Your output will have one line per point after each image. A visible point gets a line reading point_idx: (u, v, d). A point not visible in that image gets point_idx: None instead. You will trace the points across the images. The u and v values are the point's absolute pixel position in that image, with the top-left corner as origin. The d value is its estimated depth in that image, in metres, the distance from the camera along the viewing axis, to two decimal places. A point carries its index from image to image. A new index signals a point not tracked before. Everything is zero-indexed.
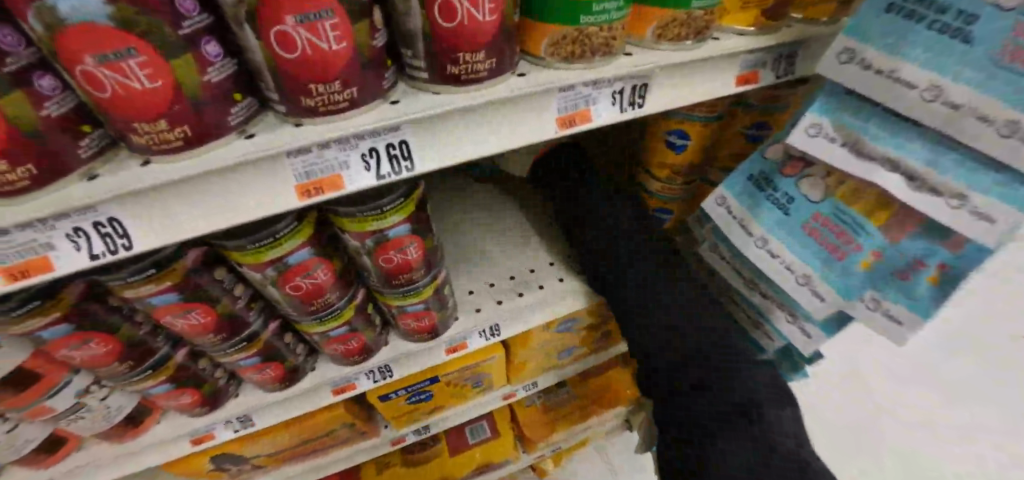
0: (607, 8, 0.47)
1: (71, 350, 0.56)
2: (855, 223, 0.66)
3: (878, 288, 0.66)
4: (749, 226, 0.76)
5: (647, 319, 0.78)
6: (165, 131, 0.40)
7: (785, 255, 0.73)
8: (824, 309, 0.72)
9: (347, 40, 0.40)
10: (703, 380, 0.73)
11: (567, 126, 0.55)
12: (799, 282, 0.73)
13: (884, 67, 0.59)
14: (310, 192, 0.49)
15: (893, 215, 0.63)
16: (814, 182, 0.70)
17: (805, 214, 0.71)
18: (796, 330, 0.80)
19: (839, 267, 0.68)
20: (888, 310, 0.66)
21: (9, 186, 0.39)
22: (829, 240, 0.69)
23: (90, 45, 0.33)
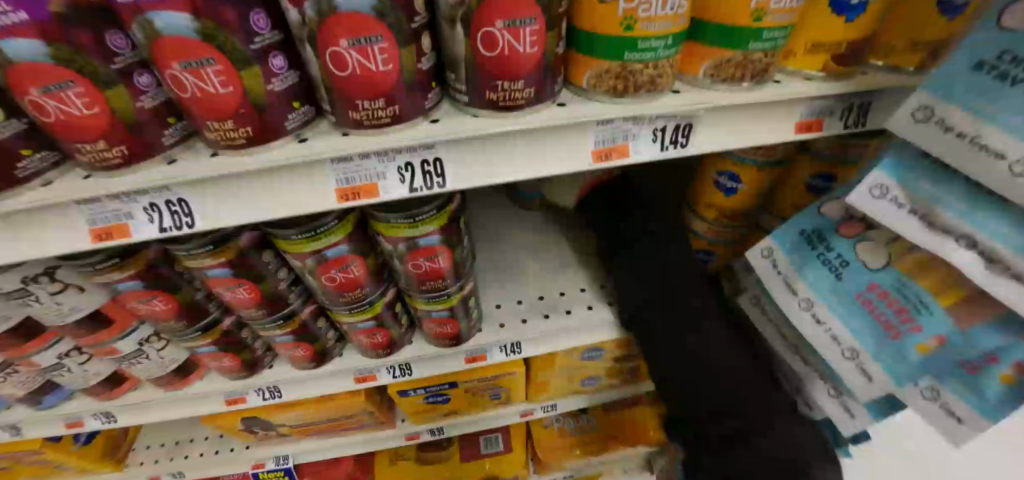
0: (653, 46, 0.46)
1: (140, 303, 0.64)
2: (917, 300, 0.58)
3: (938, 378, 0.57)
4: (794, 286, 0.67)
5: (693, 359, 0.71)
6: (232, 130, 0.45)
7: (834, 325, 0.64)
8: (870, 392, 0.63)
9: (393, 63, 0.43)
10: (744, 430, 0.68)
11: (602, 159, 0.55)
12: (845, 356, 0.64)
13: (967, 131, 0.48)
14: (348, 196, 0.52)
15: (966, 298, 0.54)
16: (874, 246, 0.62)
17: (858, 283, 0.62)
18: (838, 405, 0.73)
19: (893, 349, 0.59)
20: (947, 403, 0.57)
21: (106, 162, 0.46)
22: (885, 316, 0.60)
23: (179, 55, 0.39)
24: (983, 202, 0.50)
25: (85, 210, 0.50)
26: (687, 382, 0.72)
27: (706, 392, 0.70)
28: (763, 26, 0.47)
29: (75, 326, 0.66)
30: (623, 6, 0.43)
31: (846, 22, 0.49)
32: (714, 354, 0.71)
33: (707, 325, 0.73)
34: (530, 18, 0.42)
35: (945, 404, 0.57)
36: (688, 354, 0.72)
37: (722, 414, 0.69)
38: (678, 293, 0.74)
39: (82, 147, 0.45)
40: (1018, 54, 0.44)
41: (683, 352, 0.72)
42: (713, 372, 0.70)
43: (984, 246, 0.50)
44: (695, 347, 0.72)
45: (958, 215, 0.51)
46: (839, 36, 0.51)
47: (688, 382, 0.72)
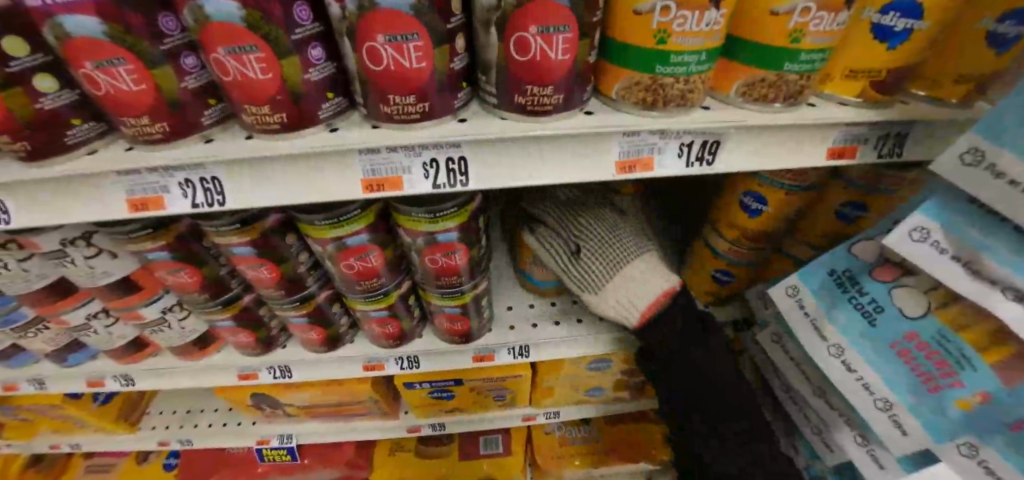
0: (686, 60, 0.46)
1: (167, 273, 0.67)
2: (960, 354, 0.53)
3: (979, 437, 0.53)
4: (823, 329, 0.64)
5: (702, 374, 0.71)
6: (267, 115, 0.46)
7: (865, 373, 0.60)
8: (906, 446, 0.58)
9: (427, 61, 0.43)
10: (748, 449, 0.69)
11: (626, 170, 0.55)
12: (878, 407, 0.60)
13: (1019, 177, 0.45)
14: (373, 187, 0.53)
15: (1013, 355, 0.49)
16: (911, 293, 0.58)
17: (895, 332, 0.58)
18: (866, 454, 0.66)
19: (931, 401, 0.55)
20: (987, 462, 0.52)
21: (149, 137, 0.49)
22: (924, 368, 0.56)
23: (224, 40, 0.41)
24: None
25: (125, 181, 0.52)
26: (695, 395, 0.71)
27: (715, 409, 0.70)
28: (800, 47, 0.46)
29: (105, 289, 0.69)
30: (658, 19, 0.43)
31: (889, 49, 0.48)
32: (723, 374, 0.72)
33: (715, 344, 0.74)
34: (565, 26, 0.42)
35: (985, 462, 0.53)
36: (697, 369, 0.72)
37: (726, 432, 0.70)
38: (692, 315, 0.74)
39: (128, 121, 0.47)
40: None
41: (694, 368, 0.72)
42: (721, 391, 0.71)
43: None
44: (705, 363, 0.72)
45: (1006, 264, 0.48)
46: (878, 63, 0.50)
47: (694, 394, 0.71)
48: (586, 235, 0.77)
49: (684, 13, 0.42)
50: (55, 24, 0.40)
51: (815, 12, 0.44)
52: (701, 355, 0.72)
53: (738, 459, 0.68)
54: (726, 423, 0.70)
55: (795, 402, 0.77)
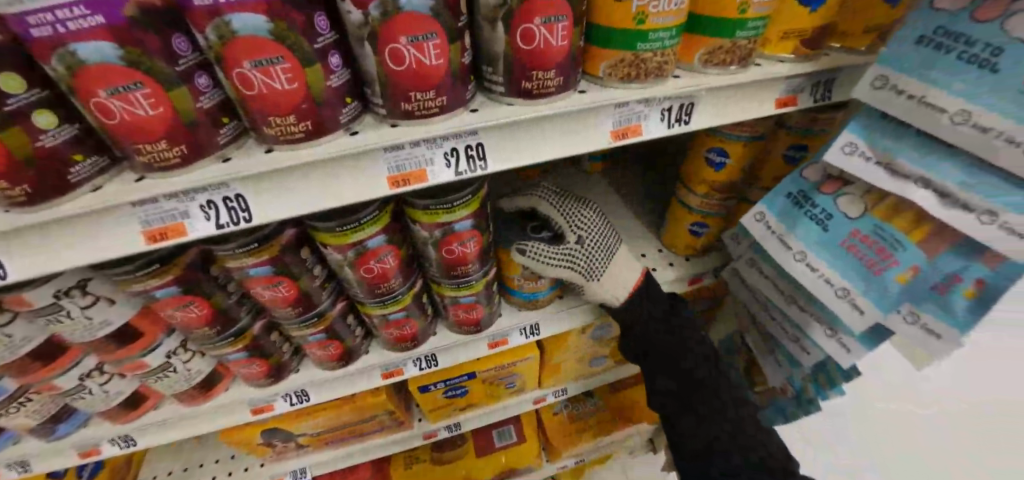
0: (661, 36, 0.53)
1: (175, 310, 0.65)
2: (893, 238, 0.64)
3: (916, 304, 0.63)
4: (788, 241, 0.73)
5: (673, 358, 0.81)
6: (293, 125, 0.48)
7: (825, 270, 0.69)
8: (863, 324, 0.67)
9: (444, 58, 0.48)
10: (732, 420, 0.79)
11: (619, 137, 0.62)
12: (838, 296, 0.69)
13: (917, 92, 0.57)
14: (399, 182, 0.56)
15: (932, 230, 0.61)
16: (853, 199, 0.68)
17: (843, 231, 0.68)
18: (835, 343, 0.76)
19: (876, 283, 0.65)
20: (926, 324, 0.63)
21: (165, 162, 0.48)
22: (867, 255, 0.65)
23: (250, 54, 0.43)
24: (935, 150, 0.58)
25: (140, 212, 0.52)
26: (657, 366, 0.82)
27: (693, 387, 0.80)
28: (748, 16, 0.56)
29: (102, 341, 0.66)
30: (636, 3, 0.50)
31: (811, 11, 0.59)
32: (694, 353, 0.82)
33: (684, 328, 0.84)
34: (563, 15, 0.48)
35: (925, 325, 0.64)
36: (665, 352, 0.82)
37: (705, 408, 0.79)
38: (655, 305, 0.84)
39: (142, 148, 0.47)
40: (950, 29, 0.55)
41: (663, 353, 0.82)
42: (695, 371, 0.80)
43: (937, 185, 0.58)
44: (673, 346, 0.82)
45: (915, 161, 0.59)
46: (805, 22, 0.60)
47: (656, 365, 0.83)
48: (586, 226, 0.81)
49: None
50: (66, 53, 0.40)
51: None
52: (666, 339, 0.82)
53: (707, 420, 0.79)
54: (709, 400, 0.79)
55: (773, 318, 0.87)
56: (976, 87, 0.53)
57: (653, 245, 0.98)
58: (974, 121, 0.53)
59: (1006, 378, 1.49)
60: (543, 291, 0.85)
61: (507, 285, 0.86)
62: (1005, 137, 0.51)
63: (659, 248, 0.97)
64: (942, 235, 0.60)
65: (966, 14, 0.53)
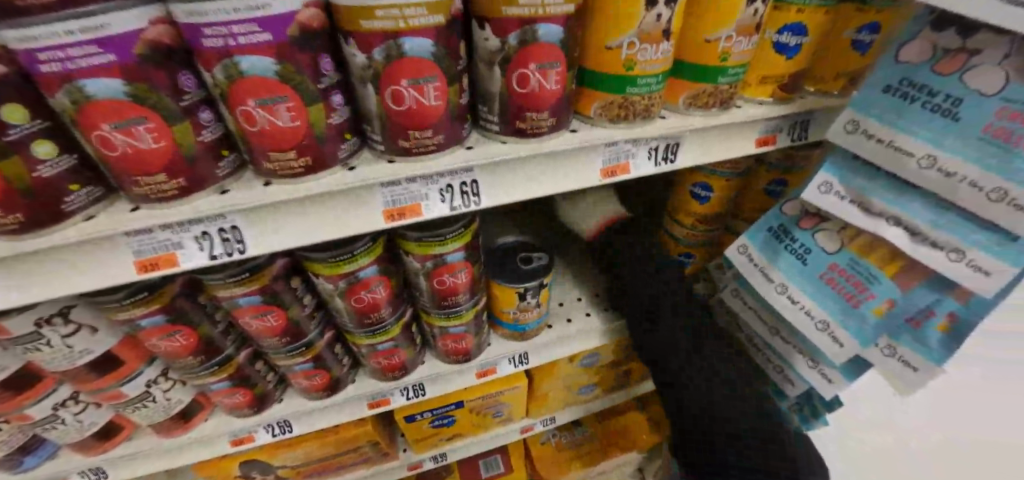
0: (649, 82, 0.56)
1: (160, 339, 0.64)
2: (868, 273, 0.65)
3: (894, 337, 0.68)
4: (769, 274, 0.74)
5: (659, 363, 0.84)
6: (292, 160, 0.49)
7: (806, 303, 0.71)
8: (841, 356, 0.70)
9: (443, 99, 0.50)
10: (725, 419, 0.81)
11: (609, 176, 0.64)
12: (818, 329, 0.71)
13: (886, 137, 0.61)
14: (395, 216, 0.57)
15: (903, 267, 0.63)
16: (829, 235, 0.69)
17: (822, 265, 0.70)
18: (817, 373, 0.79)
19: (854, 316, 0.67)
20: (904, 356, 0.67)
21: (163, 194, 0.49)
22: (845, 289, 0.67)
23: (256, 93, 0.44)
24: (904, 190, 0.61)
25: (132, 243, 0.51)
26: (651, 357, 0.85)
27: (681, 390, 0.82)
28: (729, 64, 0.59)
29: (81, 370, 0.64)
30: (626, 51, 0.53)
31: (787, 58, 0.63)
32: (678, 357, 0.82)
33: (671, 329, 0.82)
34: (557, 62, 0.51)
35: (902, 357, 0.68)
36: (654, 356, 0.84)
37: (693, 406, 0.82)
38: (642, 308, 0.84)
39: (141, 181, 0.47)
40: (914, 80, 0.59)
41: (653, 352, 0.84)
42: (680, 375, 0.82)
43: (908, 223, 0.61)
44: (662, 347, 0.83)
45: (886, 201, 0.62)
46: (781, 70, 0.64)
47: (652, 354, 0.84)
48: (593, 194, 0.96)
49: (646, 46, 0.53)
50: (73, 88, 0.41)
51: (736, 37, 0.57)
52: (651, 343, 0.84)
53: (691, 411, 0.83)
54: (696, 403, 0.82)
55: (756, 348, 0.88)
56: (940, 134, 0.56)
57: None
58: (939, 166, 0.56)
59: (982, 415, 1.48)
60: (534, 320, 0.84)
61: (502, 318, 0.84)
62: (970, 181, 0.54)
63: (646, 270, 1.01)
64: (915, 271, 0.62)
65: (928, 67, 0.58)
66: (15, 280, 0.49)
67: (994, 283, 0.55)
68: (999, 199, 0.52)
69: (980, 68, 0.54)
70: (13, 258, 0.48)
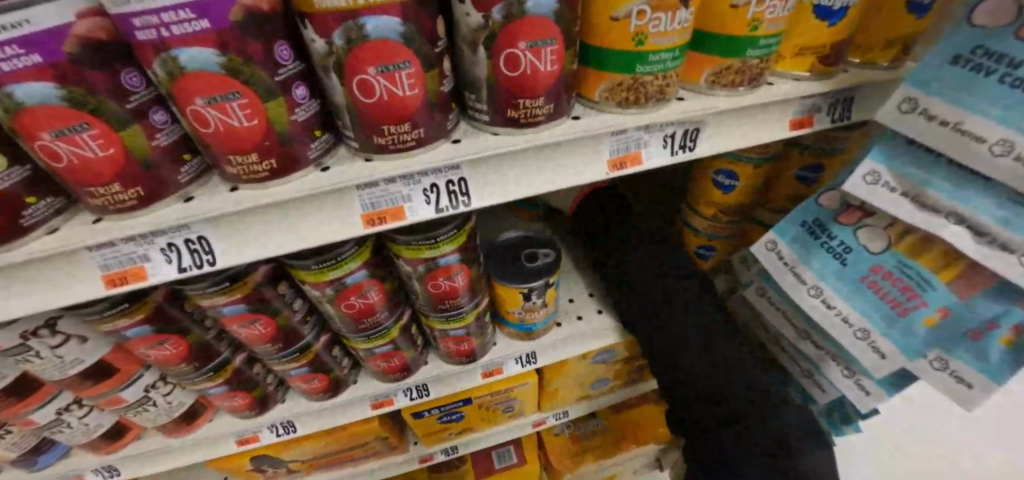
0: (663, 58, 0.48)
1: (149, 348, 0.61)
2: (920, 277, 0.57)
3: (946, 350, 0.58)
4: (801, 274, 0.66)
5: (663, 358, 0.78)
6: (255, 163, 0.44)
7: (842, 307, 0.63)
8: (882, 369, 0.62)
9: (419, 87, 0.43)
10: (734, 416, 0.73)
11: (617, 168, 0.57)
12: (857, 337, 0.63)
13: (950, 118, 0.51)
14: (375, 221, 0.52)
15: (964, 272, 0.54)
16: (874, 232, 0.60)
17: (864, 266, 0.61)
18: (852, 384, 0.71)
19: (900, 325, 0.59)
20: (956, 371, 0.58)
21: (121, 204, 0.45)
22: (891, 295, 0.59)
23: (203, 90, 0.39)
24: (969, 180, 0.52)
25: (98, 256, 0.48)
26: (658, 349, 0.78)
27: (687, 386, 0.76)
28: (759, 34, 0.50)
29: (74, 379, 0.62)
30: (634, 23, 0.45)
31: (830, 25, 0.53)
32: (685, 352, 0.76)
33: (677, 323, 0.77)
34: (550, 38, 0.43)
35: (954, 372, 0.59)
36: (657, 350, 0.78)
37: (700, 401, 0.75)
38: (647, 303, 0.79)
39: (96, 191, 0.43)
40: (991, 48, 0.48)
41: (661, 347, 0.78)
42: (686, 371, 0.76)
43: (973, 221, 0.52)
44: (671, 340, 0.77)
45: (947, 192, 0.53)
46: (823, 37, 0.54)
47: (659, 349, 0.78)
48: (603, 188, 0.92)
49: (660, 15, 0.44)
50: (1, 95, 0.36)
51: (769, 1, 0.47)
52: (657, 338, 0.78)
53: (698, 407, 0.75)
54: (704, 400, 0.75)
55: (784, 351, 0.81)
56: (1020, 113, 0.46)
57: None
58: (1017, 153, 0.47)
59: None
60: (541, 320, 0.79)
61: (507, 318, 0.80)
62: None
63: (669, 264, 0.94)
64: (978, 276, 0.53)
65: (1010, 31, 0.47)
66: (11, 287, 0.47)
67: None
68: None
69: None
70: (13, 266, 0.46)
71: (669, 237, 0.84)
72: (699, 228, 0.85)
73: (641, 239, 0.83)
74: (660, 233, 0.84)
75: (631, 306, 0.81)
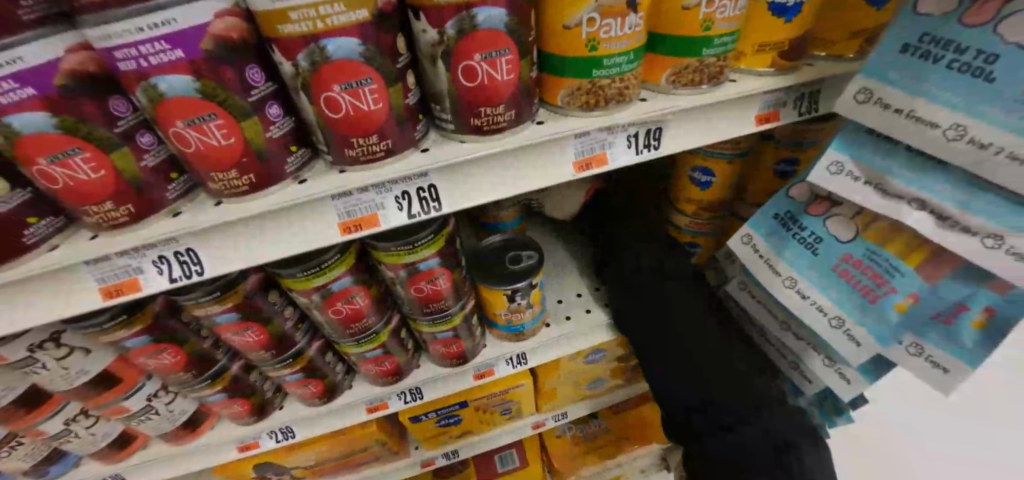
0: (617, 61, 0.50)
1: (148, 357, 0.65)
2: (888, 264, 0.58)
3: (918, 334, 0.57)
4: (776, 266, 0.67)
5: (651, 358, 0.78)
6: (235, 179, 0.47)
7: (816, 297, 0.64)
8: (860, 356, 0.63)
9: (383, 101, 0.46)
10: (725, 417, 0.73)
11: (583, 169, 0.58)
12: (833, 327, 0.64)
13: (903, 106, 0.52)
14: (351, 229, 0.55)
15: (930, 255, 0.55)
16: (843, 221, 0.62)
17: (835, 255, 0.62)
18: (834, 374, 0.71)
19: (872, 311, 0.60)
20: (932, 357, 0.57)
21: (113, 221, 0.48)
22: (862, 283, 0.60)
23: (183, 113, 0.42)
24: (928, 165, 0.53)
25: (95, 270, 0.51)
26: (647, 350, 0.78)
27: (676, 386, 0.76)
28: (713, 33, 0.51)
29: (80, 389, 0.66)
30: (586, 30, 0.47)
31: (787, 21, 0.53)
32: (674, 352, 0.76)
33: (667, 323, 0.76)
34: (504, 49, 0.46)
35: (931, 357, 0.57)
36: (646, 350, 0.79)
37: (693, 402, 0.75)
38: (636, 303, 0.79)
39: (90, 209, 0.47)
40: (937, 36, 0.49)
41: (652, 349, 0.77)
42: (674, 370, 0.76)
43: (935, 205, 0.52)
44: (663, 341, 0.76)
45: (907, 179, 0.54)
46: (781, 33, 0.54)
47: (648, 350, 0.78)
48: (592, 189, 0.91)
49: (609, 21, 0.46)
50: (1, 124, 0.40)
51: (718, 1, 0.49)
52: (645, 337, 0.78)
53: (693, 408, 0.76)
54: (697, 401, 0.75)
55: (770, 344, 0.81)
56: (969, 98, 0.47)
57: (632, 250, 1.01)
58: (970, 136, 0.47)
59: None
60: (529, 321, 0.80)
61: (495, 320, 0.81)
62: (1007, 153, 0.45)
63: None
64: (943, 259, 0.54)
65: (954, 17, 0.48)
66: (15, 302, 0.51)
67: None
68: None
69: (1017, 16, 0.43)
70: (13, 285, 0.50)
71: (655, 234, 0.84)
72: (683, 223, 0.86)
73: (628, 238, 0.83)
74: (646, 231, 0.84)
75: (621, 306, 0.81)
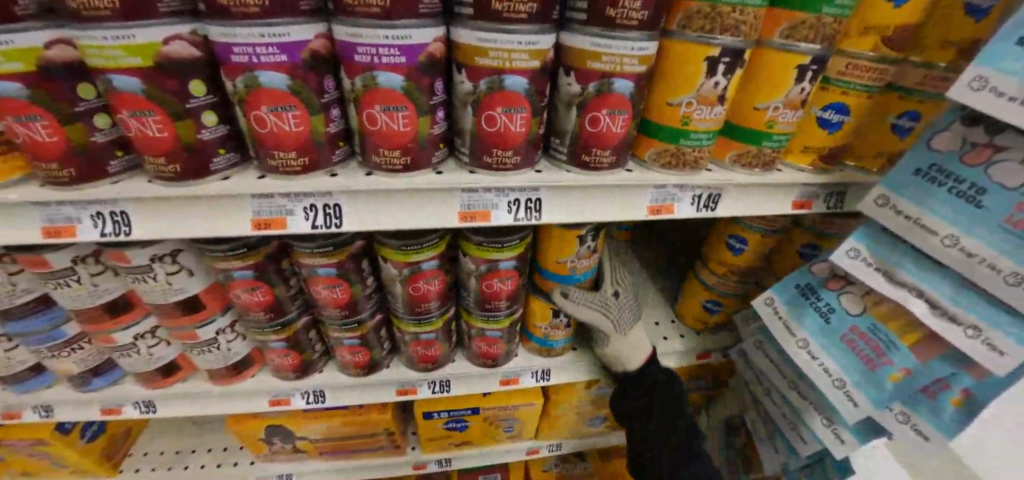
0: (700, 137, 0.65)
1: (243, 291, 0.74)
2: (888, 340, 0.71)
3: (911, 407, 0.72)
4: (793, 329, 0.79)
5: (681, 441, 0.90)
6: (396, 156, 0.60)
7: (825, 360, 0.76)
8: (856, 416, 0.74)
9: (526, 126, 0.60)
10: None
11: (654, 213, 0.72)
12: (834, 386, 0.75)
13: (912, 214, 0.67)
14: (466, 218, 0.67)
15: (924, 338, 0.68)
16: (854, 298, 0.75)
17: (845, 326, 0.75)
18: (830, 433, 0.82)
19: (873, 379, 0.72)
20: (916, 425, 0.72)
21: (291, 168, 0.60)
22: (863, 351, 0.73)
23: (385, 100, 0.55)
24: (927, 266, 0.67)
25: (255, 202, 0.63)
26: (676, 438, 0.89)
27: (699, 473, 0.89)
28: (774, 131, 0.67)
29: (171, 306, 0.74)
30: (684, 109, 0.62)
31: (829, 133, 0.69)
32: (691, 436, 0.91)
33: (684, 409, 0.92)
34: (625, 110, 0.60)
35: (915, 425, 0.72)
36: (674, 439, 0.89)
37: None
38: (666, 402, 0.90)
39: (276, 154, 0.58)
40: (943, 167, 0.64)
41: (678, 441, 0.90)
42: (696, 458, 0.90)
43: (930, 296, 0.66)
44: (685, 432, 0.91)
45: (911, 272, 0.68)
46: (823, 142, 0.70)
47: (676, 436, 0.90)
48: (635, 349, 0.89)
49: (702, 107, 0.62)
50: (252, 76, 0.53)
51: (782, 110, 0.65)
52: (674, 427, 0.90)
53: None
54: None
55: (773, 403, 0.93)
56: (966, 219, 0.62)
57: (666, 316, 1.07)
58: (961, 245, 0.62)
59: None
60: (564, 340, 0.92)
61: (534, 332, 0.92)
62: (988, 263, 0.60)
63: (673, 318, 1.06)
64: (934, 343, 0.67)
65: (956, 157, 0.63)
66: (181, 211, 0.62)
67: (1004, 362, 0.60)
68: (1016, 282, 0.58)
69: (1004, 164, 0.59)
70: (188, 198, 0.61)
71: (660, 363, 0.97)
72: (711, 282, 0.97)
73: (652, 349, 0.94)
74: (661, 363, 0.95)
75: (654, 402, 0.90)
